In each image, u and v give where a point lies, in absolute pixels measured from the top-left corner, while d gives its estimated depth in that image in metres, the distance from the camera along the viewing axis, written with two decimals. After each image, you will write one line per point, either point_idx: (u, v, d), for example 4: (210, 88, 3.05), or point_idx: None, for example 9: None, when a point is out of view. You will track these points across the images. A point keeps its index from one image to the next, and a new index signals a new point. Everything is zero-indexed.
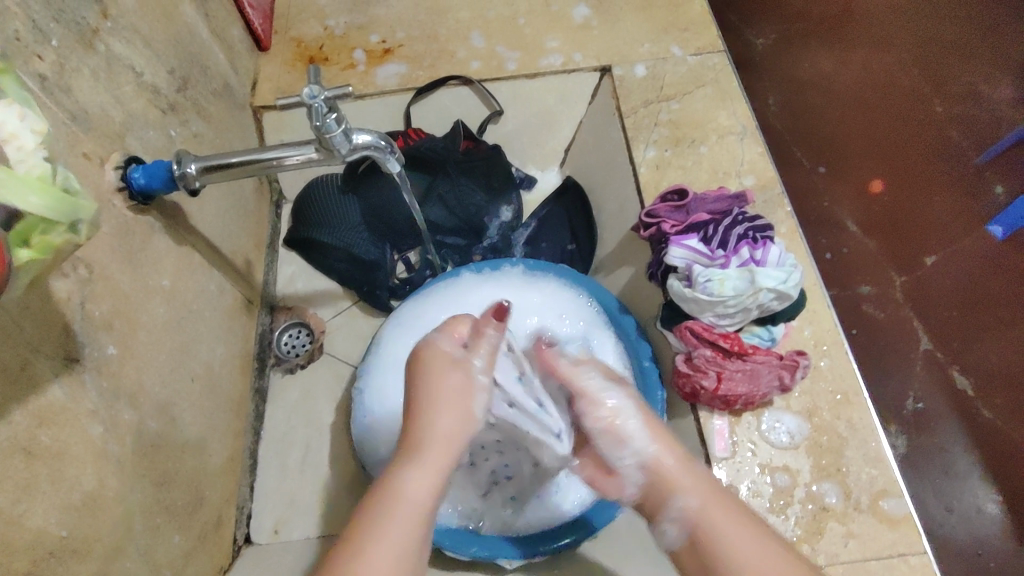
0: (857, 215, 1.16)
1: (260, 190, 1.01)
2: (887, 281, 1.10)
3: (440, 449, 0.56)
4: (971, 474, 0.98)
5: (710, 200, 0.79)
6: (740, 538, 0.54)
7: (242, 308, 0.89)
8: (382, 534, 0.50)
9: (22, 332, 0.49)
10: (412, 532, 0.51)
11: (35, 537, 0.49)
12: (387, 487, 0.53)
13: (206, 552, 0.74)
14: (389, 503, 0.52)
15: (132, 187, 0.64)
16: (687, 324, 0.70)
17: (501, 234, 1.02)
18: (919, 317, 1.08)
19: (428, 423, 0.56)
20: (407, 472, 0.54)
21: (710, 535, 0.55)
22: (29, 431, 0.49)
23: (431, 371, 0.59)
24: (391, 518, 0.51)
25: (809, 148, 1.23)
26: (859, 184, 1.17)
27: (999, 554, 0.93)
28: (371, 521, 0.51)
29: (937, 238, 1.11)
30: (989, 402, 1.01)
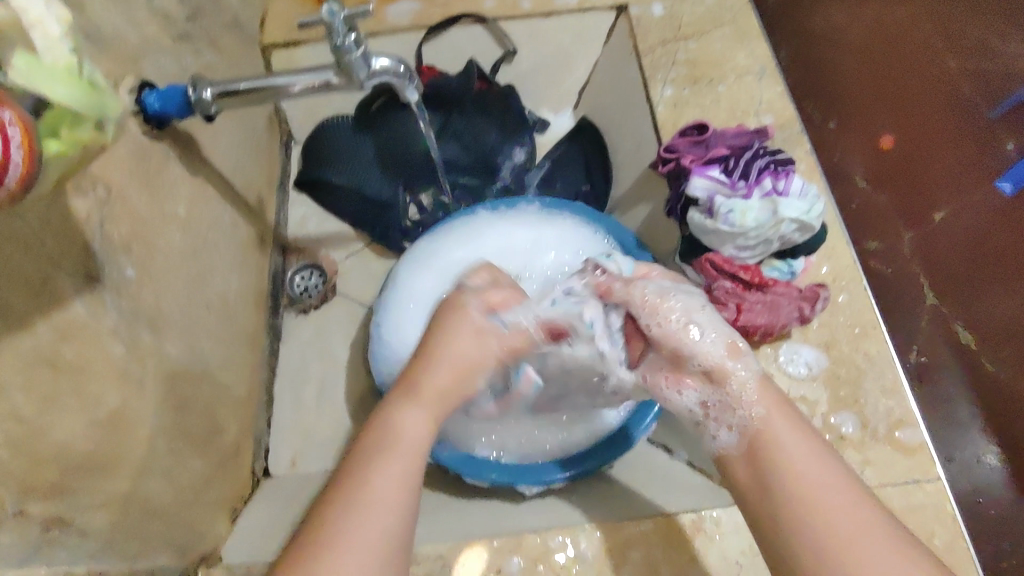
0: (867, 165, 1.01)
1: (271, 129, 0.99)
2: (895, 238, 0.96)
3: (450, 380, 0.55)
4: (972, 423, 0.86)
5: (731, 135, 0.78)
6: (803, 459, 0.51)
7: (256, 245, 0.89)
8: (383, 469, 0.49)
9: (44, 245, 0.49)
10: (408, 471, 0.50)
11: (61, 449, 0.49)
12: (386, 428, 0.52)
13: (227, 479, 0.75)
14: (388, 441, 0.51)
15: (147, 110, 0.63)
16: (708, 257, 0.71)
17: (514, 175, 1.00)
18: (926, 269, 0.93)
19: (443, 363, 0.56)
20: (410, 409, 0.53)
21: (771, 444, 0.53)
22: (53, 345, 0.49)
23: (458, 324, 0.58)
24: (394, 456, 0.50)
25: (819, 102, 1.08)
26: (868, 136, 1.01)
27: (1002, 503, 0.83)
28: (371, 464, 0.49)
29: (947, 189, 0.93)
30: (992, 353, 0.86)
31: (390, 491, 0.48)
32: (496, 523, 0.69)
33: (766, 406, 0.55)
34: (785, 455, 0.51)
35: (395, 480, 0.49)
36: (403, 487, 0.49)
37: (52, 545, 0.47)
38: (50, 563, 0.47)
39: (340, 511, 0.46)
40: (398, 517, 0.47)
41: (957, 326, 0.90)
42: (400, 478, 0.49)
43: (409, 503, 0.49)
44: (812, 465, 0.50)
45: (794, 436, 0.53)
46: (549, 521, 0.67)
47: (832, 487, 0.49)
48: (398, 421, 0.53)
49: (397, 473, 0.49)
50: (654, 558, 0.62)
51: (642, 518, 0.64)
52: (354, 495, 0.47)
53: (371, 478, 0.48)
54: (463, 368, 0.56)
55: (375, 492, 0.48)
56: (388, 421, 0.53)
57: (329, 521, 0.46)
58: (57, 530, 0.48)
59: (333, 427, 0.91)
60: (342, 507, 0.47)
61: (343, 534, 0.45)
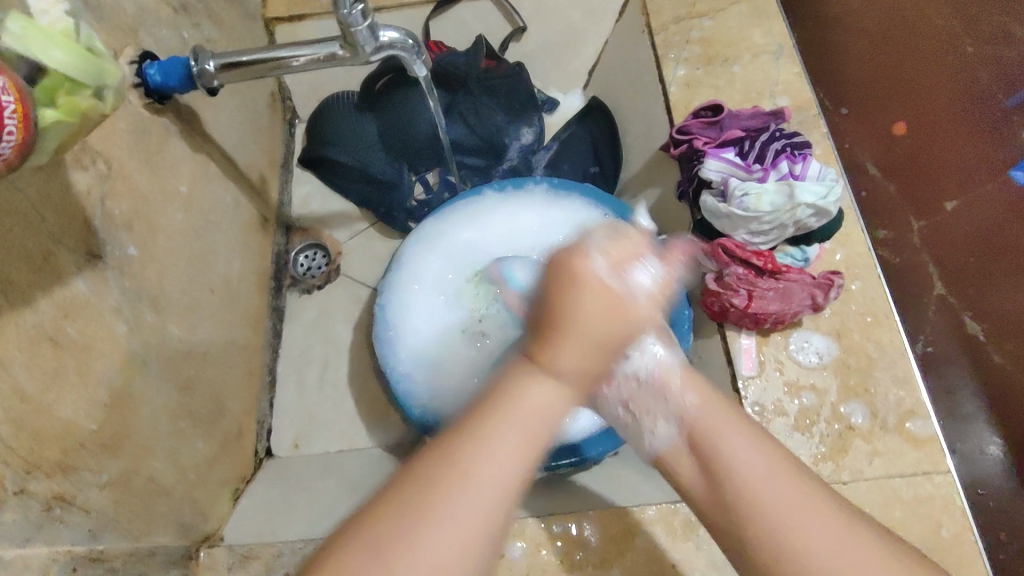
0: (876, 157, 0.94)
1: (273, 106, 0.98)
2: (905, 227, 0.90)
3: (591, 360, 0.45)
4: (975, 417, 0.83)
5: (745, 116, 0.76)
6: (748, 456, 0.46)
7: (258, 225, 0.88)
8: (496, 447, 0.41)
9: (44, 221, 0.47)
10: (523, 456, 0.42)
11: (66, 428, 0.48)
12: (512, 390, 0.43)
13: (230, 460, 0.75)
14: (508, 407, 0.42)
15: (148, 84, 0.61)
16: (721, 242, 0.69)
17: (521, 156, 0.99)
18: (936, 262, 0.89)
19: (574, 340, 0.44)
20: (540, 381, 0.43)
21: (712, 446, 0.48)
22: (55, 321, 0.48)
23: (586, 289, 0.44)
24: (509, 428, 0.42)
25: (829, 88, 0.97)
26: (879, 126, 0.95)
27: (1001, 495, 0.80)
28: (479, 432, 0.42)
29: (955, 178, 0.92)
30: (998, 347, 0.86)
31: (503, 470, 0.41)
32: None
33: (702, 402, 0.50)
34: (732, 456, 0.47)
35: (513, 453, 0.41)
36: (518, 472, 0.41)
37: (55, 525, 0.46)
38: (55, 543, 0.46)
39: (449, 474, 0.40)
40: (500, 506, 0.40)
41: (962, 316, 0.87)
42: (518, 457, 0.41)
43: (516, 490, 0.41)
44: (755, 466, 0.46)
45: (745, 439, 0.48)
46: (552, 507, 0.67)
47: (768, 472, 0.45)
48: (523, 388, 0.43)
49: (511, 454, 0.41)
50: (658, 546, 0.62)
51: (647, 505, 0.63)
52: (468, 467, 0.40)
53: (485, 451, 0.41)
54: (591, 339, 0.44)
55: (482, 473, 0.40)
56: (517, 381, 0.44)
57: (436, 489, 0.39)
58: (60, 508, 0.47)
59: (335, 408, 0.90)
60: (445, 467, 0.40)
61: (444, 506, 0.39)
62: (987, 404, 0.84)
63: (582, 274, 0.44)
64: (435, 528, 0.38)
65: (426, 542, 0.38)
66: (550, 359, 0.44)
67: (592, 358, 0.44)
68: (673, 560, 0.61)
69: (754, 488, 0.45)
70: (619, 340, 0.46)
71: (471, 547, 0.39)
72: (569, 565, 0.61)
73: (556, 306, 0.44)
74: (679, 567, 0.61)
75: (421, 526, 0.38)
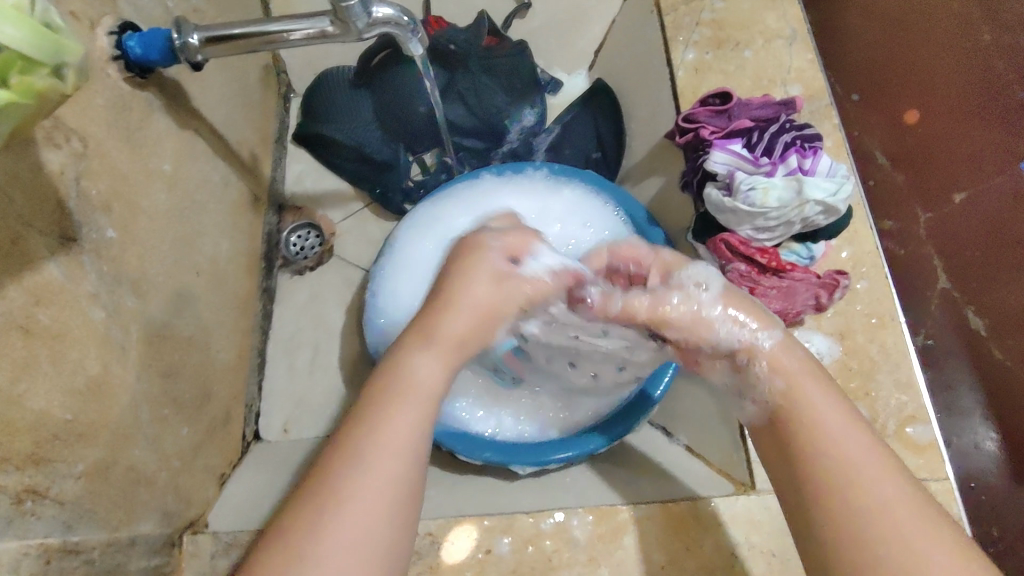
0: (886, 144, 0.91)
1: (267, 80, 0.94)
2: (911, 217, 0.87)
3: (472, 325, 0.52)
4: (974, 412, 0.81)
5: (754, 106, 0.73)
6: (838, 432, 0.46)
7: (249, 204, 0.85)
8: (396, 413, 0.46)
9: (13, 204, 0.45)
10: (421, 415, 0.47)
11: (37, 419, 0.46)
12: (395, 368, 0.49)
13: (215, 445, 0.73)
14: (399, 383, 0.48)
15: (128, 57, 0.58)
16: (723, 237, 0.68)
17: (522, 138, 0.95)
18: (941, 254, 0.86)
19: (455, 312, 0.52)
20: (422, 354, 0.50)
21: (798, 421, 0.47)
22: (25, 309, 0.46)
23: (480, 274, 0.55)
24: (404, 402, 0.47)
25: (841, 73, 0.95)
26: (891, 113, 0.92)
27: (992, 491, 0.79)
28: (381, 405, 0.47)
29: (968, 170, 0.87)
30: (999, 343, 0.82)
31: (403, 433, 0.46)
32: (489, 502, 0.67)
33: (787, 375, 0.49)
34: (819, 423, 0.46)
35: (410, 420, 0.46)
36: (418, 427, 0.46)
37: (27, 519, 0.45)
38: (25, 537, 0.45)
39: (360, 447, 0.44)
40: (410, 452, 0.45)
41: (965, 308, 0.84)
42: (414, 423, 0.47)
43: (420, 446, 0.46)
44: (849, 447, 0.44)
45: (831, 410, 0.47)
46: (540, 503, 0.65)
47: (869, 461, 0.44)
48: (408, 367, 0.49)
49: (413, 419, 0.47)
50: (647, 546, 0.60)
51: (639, 504, 0.62)
52: (371, 434, 0.45)
53: (388, 420, 0.46)
54: (479, 309, 0.53)
55: (390, 434, 0.45)
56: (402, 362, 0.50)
57: (349, 452, 0.44)
58: (31, 502, 0.45)
59: (325, 392, 0.89)
60: (366, 436, 0.45)
61: (362, 468, 0.44)
62: (986, 401, 0.81)
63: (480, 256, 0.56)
64: (355, 490, 0.43)
65: (350, 504, 0.42)
66: (424, 340, 0.51)
67: (473, 327, 0.53)
68: (663, 562, 0.60)
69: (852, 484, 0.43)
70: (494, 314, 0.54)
71: (393, 486, 0.44)
72: (557, 562, 0.60)
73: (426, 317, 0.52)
74: (668, 569, 0.59)
75: (339, 494, 0.43)
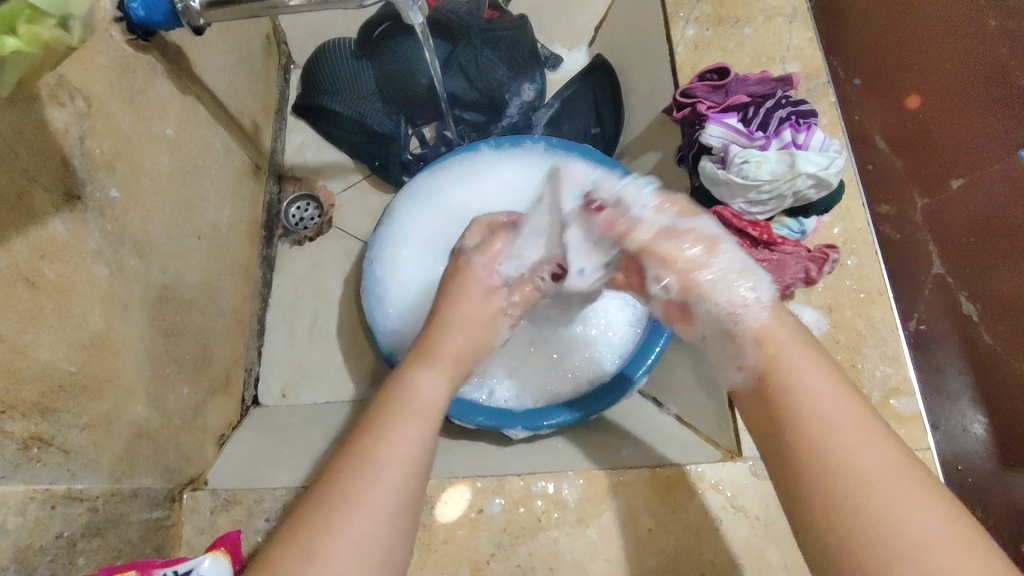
0: (886, 129, 0.90)
1: (269, 50, 0.95)
2: (907, 202, 0.86)
3: (466, 339, 0.53)
4: (961, 396, 0.80)
5: (752, 82, 0.73)
6: (825, 393, 0.45)
7: (250, 172, 0.86)
8: (398, 428, 0.45)
9: (17, 157, 0.46)
10: (427, 429, 0.46)
11: (43, 369, 0.48)
12: (400, 388, 0.48)
13: (216, 407, 0.75)
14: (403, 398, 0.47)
15: (131, 19, 0.58)
16: (716, 210, 0.69)
17: (521, 113, 0.96)
18: (936, 239, 0.85)
19: (458, 328, 0.54)
20: (423, 370, 0.50)
21: (786, 382, 0.46)
22: (30, 262, 0.47)
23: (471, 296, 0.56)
24: (407, 416, 0.46)
25: (842, 57, 0.94)
26: (894, 99, 0.91)
27: (978, 472, 0.78)
28: (382, 424, 0.45)
29: (966, 157, 0.86)
30: (989, 328, 0.81)
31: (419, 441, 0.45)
32: (479, 465, 0.69)
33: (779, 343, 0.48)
34: (814, 394, 0.45)
35: (410, 440, 0.45)
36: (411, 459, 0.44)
37: (33, 465, 0.46)
38: (32, 481, 0.46)
39: (353, 466, 0.43)
40: (419, 462, 0.44)
41: (956, 295, 0.83)
42: (417, 439, 0.45)
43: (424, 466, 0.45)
44: (836, 407, 0.44)
45: (825, 381, 0.46)
46: (531, 467, 0.67)
47: (831, 402, 0.44)
48: (411, 383, 0.48)
49: (404, 447, 0.44)
50: (635, 508, 0.62)
51: (627, 469, 0.64)
52: (374, 449, 0.44)
53: (378, 440, 0.44)
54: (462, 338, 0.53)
55: (387, 451, 0.44)
56: (405, 381, 0.49)
57: (341, 483, 0.42)
58: (37, 448, 0.47)
59: (323, 359, 0.90)
60: (347, 475, 0.42)
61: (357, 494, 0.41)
62: (975, 384, 0.81)
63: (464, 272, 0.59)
64: (360, 499, 0.41)
65: (350, 521, 0.40)
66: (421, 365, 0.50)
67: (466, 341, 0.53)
68: (649, 524, 0.61)
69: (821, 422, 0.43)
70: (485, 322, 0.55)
71: (389, 512, 0.42)
72: (547, 522, 0.62)
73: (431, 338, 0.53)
74: (654, 531, 0.61)
75: (336, 522, 0.40)
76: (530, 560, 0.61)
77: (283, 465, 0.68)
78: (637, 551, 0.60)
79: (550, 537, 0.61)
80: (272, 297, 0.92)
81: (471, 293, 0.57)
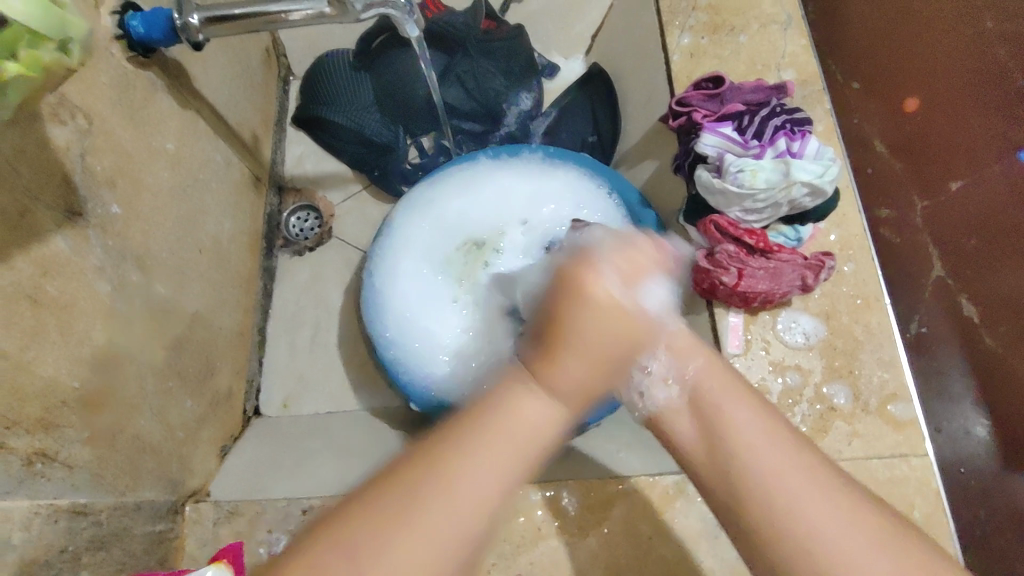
0: (886, 134, 0.92)
1: (268, 63, 0.96)
2: (907, 205, 0.88)
3: (591, 374, 0.42)
4: (965, 400, 0.80)
5: (747, 90, 0.74)
6: (746, 419, 0.43)
7: (250, 184, 0.87)
8: (490, 459, 0.38)
9: (20, 176, 0.47)
10: (513, 472, 0.38)
11: (46, 385, 0.48)
12: (504, 403, 0.40)
13: (217, 418, 0.75)
14: (500, 424, 0.39)
15: (131, 37, 0.59)
16: (712, 219, 0.69)
17: (519, 122, 0.97)
18: (937, 244, 0.85)
19: (575, 353, 0.41)
20: (540, 398, 0.40)
21: (710, 404, 0.45)
22: (33, 280, 0.48)
23: (606, 309, 0.41)
24: (509, 450, 0.38)
25: (844, 62, 0.98)
26: (893, 103, 0.92)
27: (981, 478, 0.78)
28: (477, 448, 0.38)
29: (967, 157, 0.82)
30: (991, 330, 0.78)
31: (532, 436, 0.40)
32: None
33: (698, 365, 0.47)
34: (727, 415, 0.44)
35: (496, 473, 0.38)
36: (504, 483, 0.38)
37: (37, 480, 0.47)
38: (36, 496, 0.47)
39: (438, 486, 0.36)
40: (496, 506, 0.37)
41: (958, 297, 0.82)
42: (496, 479, 0.37)
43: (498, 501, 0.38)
44: (749, 430, 0.42)
45: (745, 403, 0.44)
46: None
47: (768, 436, 0.42)
48: (515, 401, 0.40)
49: (498, 474, 0.37)
50: (635, 516, 0.62)
51: (626, 477, 0.64)
52: (430, 487, 0.36)
53: (477, 470, 0.37)
54: (597, 355, 0.41)
55: (480, 484, 0.37)
56: (512, 393, 0.41)
57: (420, 505, 0.36)
58: (41, 464, 0.48)
59: (324, 368, 0.91)
60: (440, 492, 0.36)
61: (441, 520, 0.35)
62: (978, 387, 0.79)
63: (593, 291, 0.41)
64: (424, 536, 0.35)
65: (404, 551, 0.34)
66: (550, 373, 0.41)
67: (589, 370, 0.41)
68: (649, 532, 0.61)
69: (768, 469, 0.40)
70: (624, 351, 0.43)
71: (463, 546, 0.36)
72: (547, 531, 0.62)
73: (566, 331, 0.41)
74: (654, 539, 0.61)
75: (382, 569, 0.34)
76: (531, 569, 0.61)
77: (283, 475, 0.69)
78: (637, 558, 0.61)
79: (551, 546, 0.62)
80: (273, 307, 0.93)
81: (579, 296, 0.41)
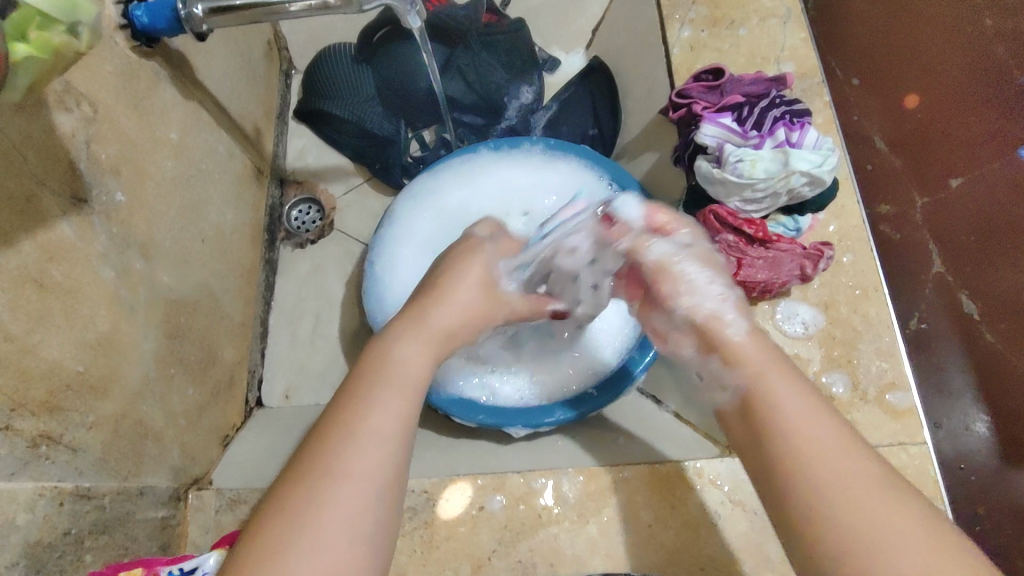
0: (885, 130, 0.89)
1: (270, 56, 0.96)
2: (907, 202, 0.86)
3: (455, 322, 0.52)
4: (965, 395, 0.79)
5: (747, 82, 0.74)
6: (802, 416, 0.45)
7: (252, 176, 0.87)
8: (377, 398, 0.44)
9: (26, 161, 0.47)
10: (404, 399, 0.45)
11: (51, 368, 0.49)
12: (377, 360, 0.47)
13: (219, 408, 0.76)
14: (378, 374, 0.46)
15: (135, 26, 0.60)
16: (712, 209, 0.70)
17: (520, 115, 0.97)
18: (936, 240, 0.84)
19: (432, 321, 0.51)
20: (407, 342, 0.49)
21: (767, 403, 0.46)
22: (39, 264, 0.48)
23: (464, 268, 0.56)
24: (384, 387, 0.45)
25: (842, 55, 0.94)
26: (893, 97, 0.90)
27: (981, 471, 0.77)
28: (357, 397, 0.44)
29: (965, 155, 0.85)
30: (990, 326, 0.80)
31: (410, 370, 0.47)
32: (481, 463, 0.70)
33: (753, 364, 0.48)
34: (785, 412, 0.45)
35: (389, 411, 0.44)
36: (402, 414, 0.44)
37: (42, 462, 0.47)
38: (41, 478, 0.47)
39: (336, 442, 0.42)
40: (394, 440, 0.43)
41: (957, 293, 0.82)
42: (401, 411, 0.44)
43: (406, 431, 0.44)
44: (806, 426, 0.44)
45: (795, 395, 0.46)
46: (531, 464, 0.68)
47: (827, 438, 0.43)
48: (388, 355, 0.47)
49: (391, 412, 0.44)
50: (635, 503, 0.63)
51: (625, 465, 0.65)
52: (348, 430, 0.42)
53: (365, 411, 0.43)
54: (445, 323, 0.51)
55: (373, 421, 0.43)
56: (377, 354, 0.48)
57: (321, 455, 0.41)
58: (46, 446, 0.48)
59: (326, 360, 0.91)
60: (335, 438, 0.42)
61: (348, 458, 0.41)
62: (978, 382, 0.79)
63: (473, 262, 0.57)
64: (336, 484, 0.40)
65: (337, 488, 0.40)
66: (401, 333, 0.49)
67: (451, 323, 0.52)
68: (649, 519, 0.62)
69: (823, 479, 0.41)
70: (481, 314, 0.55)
71: (376, 475, 0.41)
72: (547, 519, 0.62)
73: (415, 305, 0.53)
74: (654, 527, 0.61)
75: (309, 513, 0.39)
76: (531, 556, 0.61)
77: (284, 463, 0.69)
78: (637, 545, 0.61)
79: (551, 533, 0.62)
80: (274, 300, 0.93)
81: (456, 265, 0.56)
